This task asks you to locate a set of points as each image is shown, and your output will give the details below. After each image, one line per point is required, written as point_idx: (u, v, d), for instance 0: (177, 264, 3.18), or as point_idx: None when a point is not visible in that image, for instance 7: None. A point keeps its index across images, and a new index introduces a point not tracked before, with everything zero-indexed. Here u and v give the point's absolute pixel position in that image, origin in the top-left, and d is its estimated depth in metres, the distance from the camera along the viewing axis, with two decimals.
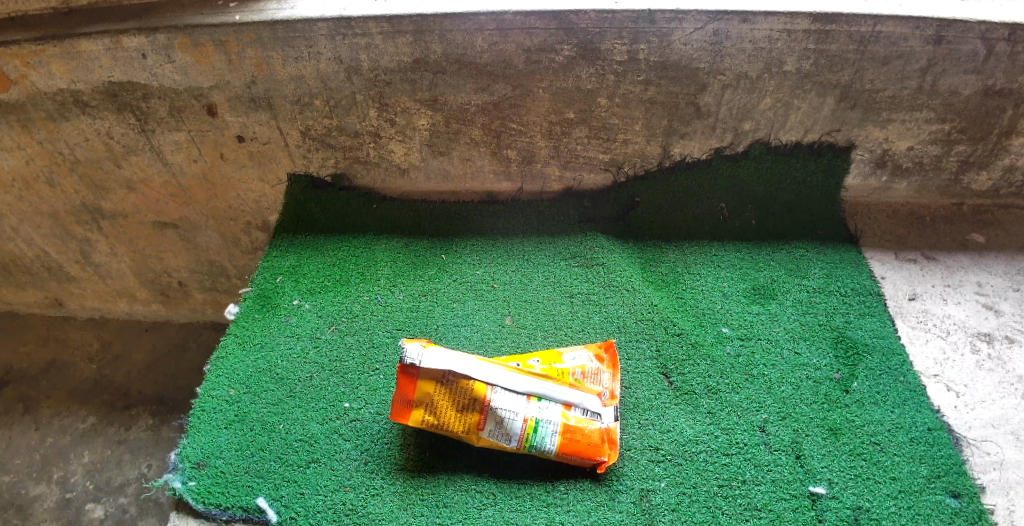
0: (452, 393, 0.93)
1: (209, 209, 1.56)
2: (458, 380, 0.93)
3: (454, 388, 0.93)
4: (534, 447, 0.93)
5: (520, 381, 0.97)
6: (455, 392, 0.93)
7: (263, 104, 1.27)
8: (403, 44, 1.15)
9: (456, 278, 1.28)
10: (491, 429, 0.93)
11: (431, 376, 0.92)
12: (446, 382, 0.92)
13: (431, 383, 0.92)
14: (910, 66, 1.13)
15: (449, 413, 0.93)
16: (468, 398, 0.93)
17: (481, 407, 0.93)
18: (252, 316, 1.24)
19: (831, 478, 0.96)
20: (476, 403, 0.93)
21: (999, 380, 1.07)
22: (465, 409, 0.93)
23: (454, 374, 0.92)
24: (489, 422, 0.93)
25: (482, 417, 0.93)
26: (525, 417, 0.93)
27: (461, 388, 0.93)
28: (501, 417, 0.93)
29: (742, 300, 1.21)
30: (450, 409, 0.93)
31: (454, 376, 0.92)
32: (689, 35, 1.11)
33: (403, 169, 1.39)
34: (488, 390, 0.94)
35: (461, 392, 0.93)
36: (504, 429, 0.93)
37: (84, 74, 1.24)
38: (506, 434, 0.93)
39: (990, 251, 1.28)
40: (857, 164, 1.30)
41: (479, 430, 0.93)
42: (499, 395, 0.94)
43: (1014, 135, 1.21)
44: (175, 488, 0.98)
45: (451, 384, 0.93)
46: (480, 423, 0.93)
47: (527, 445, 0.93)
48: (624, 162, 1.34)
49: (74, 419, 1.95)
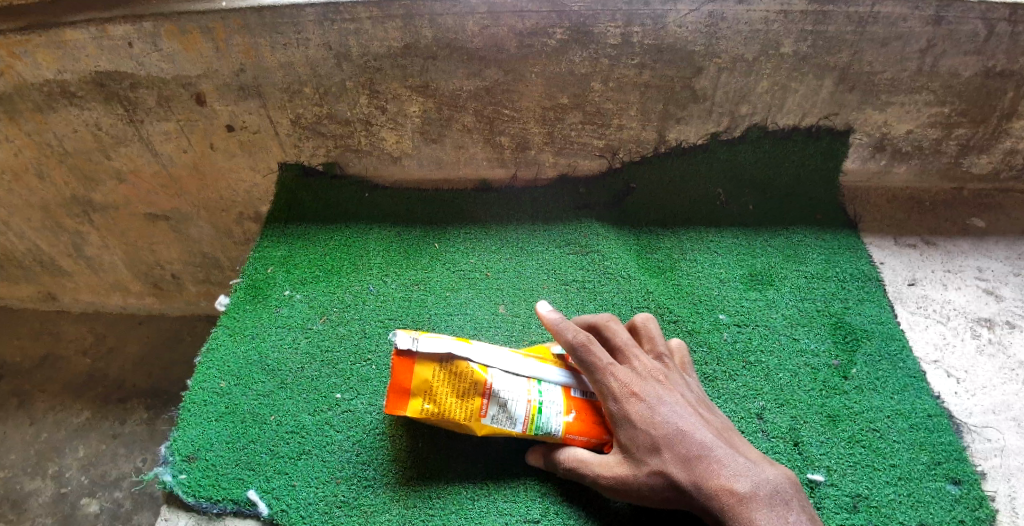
0: (451, 377, 0.86)
1: (200, 201, 1.54)
2: (457, 364, 0.86)
3: (455, 372, 0.86)
4: (540, 429, 0.86)
5: (519, 362, 0.89)
6: (456, 376, 0.86)
7: (252, 92, 1.25)
8: (392, 29, 1.13)
9: (450, 267, 1.26)
10: (495, 414, 0.86)
11: (429, 361, 0.85)
12: (444, 366, 0.86)
13: (430, 368, 0.85)
14: (909, 47, 1.11)
15: (450, 400, 0.86)
16: (469, 382, 0.86)
17: (483, 391, 0.86)
18: (243, 307, 1.22)
19: (830, 466, 0.95)
20: (478, 388, 0.86)
21: (1001, 365, 1.06)
22: (467, 394, 0.86)
23: (453, 357, 0.86)
24: (492, 406, 0.86)
25: (484, 401, 0.86)
26: (528, 399, 0.86)
27: (462, 372, 0.86)
28: (504, 399, 0.86)
29: (740, 286, 1.19)
30: (452, 396, 0.86)
31: (453, 360, 0.86)
32: (684, 17, 1.09)
33: (395, 157, 1.37)
34: (489, 373, 0.87)
35: (461, 376, 0.86)
36: (507, 413, 0.86)
37: (71, 63, 1.22)
38: (510, 418, 0.86)
39: (990, 236, 1.26)
40: (857, 148, 1.28)
41: (482, 417, 0.86)
42: (501, 377, 0.87)
43: (1015, 118, 1.19)
44: (163, 481, 0.96)
45: (451, 369, 0.86)
46: (483, 409, 0.86)
47: (533, 428, 0.86)
48: (619, 147, 1.32)
49: (69, 412, 1.94)
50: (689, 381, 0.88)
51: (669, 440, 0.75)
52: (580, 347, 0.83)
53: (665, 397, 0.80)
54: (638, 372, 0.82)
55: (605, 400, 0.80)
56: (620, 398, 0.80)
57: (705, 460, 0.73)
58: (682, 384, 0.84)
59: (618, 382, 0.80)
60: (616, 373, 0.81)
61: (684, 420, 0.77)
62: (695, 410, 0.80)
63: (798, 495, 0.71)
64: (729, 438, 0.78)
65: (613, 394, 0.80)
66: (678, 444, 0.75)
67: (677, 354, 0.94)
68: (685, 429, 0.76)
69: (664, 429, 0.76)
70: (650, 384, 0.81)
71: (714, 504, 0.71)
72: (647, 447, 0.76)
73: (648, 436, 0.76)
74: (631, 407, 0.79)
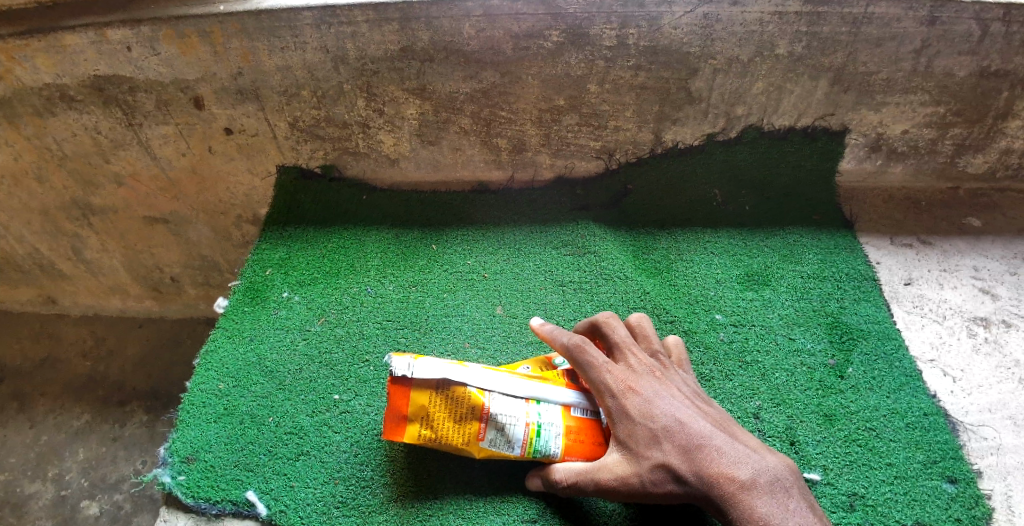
0: (448, 402, 0.85)
1: (199, 203, 1.55)
2: (454, 389, 0.84)
3: (451, 397, 0.84)
4: (539, 452, 0.85)
5: (518, 384, 0.87)
6: (452, 401, 0.84)
7: (250, 95, 1.26)
8: (389, 32, 1.14)
9: (448, 268, 1.27)
10: (493, 438, 0.85)
11: (424, 386, 0.84)
12: (440, 392, 0.84)
13: (425, 394, 0.84)
14: (904, 47, 1.12)
15: (448, 425, 0.85)
16: (466, 406, 0.85)
17: (480, 415, 0.85)
18: (242, 309, 1.23)
19: (826, 465, 0.95)
20: (475, 411, 0.85)
21: (997, 364, 1.06)
22: (464, 418, 0.85)
23: (449, 383, 0.84)
24: (489, 430, 0.85)
25: (481, 425, 0.85)
26: (526, 422, 0.85)
27: (458, 397, 0.84)
28: (502, 423, 0.85)
29: (737, 286, 1.20)
30: (449, 421, 0.85)
31: (449, 385, 0.84)
32: (679, 18, 1.10)
33: (393, 159, 1.38)
34: (486, 397, 0.85)
35: (457, 400, 0.84)
36: (505, 437, 0.85)
37: (70, 68, 1.22)
38: (509, 442, 0.85)
39: (987, 235, 1.26)
40: (852, 148, 1.29)
41: (480, 440, 0.85)
42: (499, 401, 0.85)
43: (1010, 117, 1.20)
44: (163, 482, 0.97)
45: (447, 395, 0.84)
46: (480, 433, 0.85)
47: (532, 451, 0.85)
48: (616, 148, 1.33)
49: (69, 415, 1.94)
50: (684, 376, 0.88)
51: (668, 433, 0.76)
52: (576, 348, 0.84)
53: (661, 391, 0.80)
54: (634, 368, 0.83)
55: (603, 396, 0.80)
56: (617, 393, 0.80)
57: (705, 450, 0.73)
58: (678, 378, 0.85)
59: (615, 378, 0.81)
60: (611, 369, 0.82)
61: (682, 412, 0.77)
62: (691, 403, 0.80)
63: (797, 481, 0.72)
64: (727, 428, 0.78)
65: (610, 389, 0.80)
66: (678, 436, 0.75)
67: (673, 350, 0.94)
68: (683, 421, 0.76)
69: (663, 422, 0.76)
70: (646, 378, 0.82)
71: (716, 493, 0.71)
72: (647, 441, 0.76)
73: (647, 429, 0.77)
74: (629, 403, 0.79)
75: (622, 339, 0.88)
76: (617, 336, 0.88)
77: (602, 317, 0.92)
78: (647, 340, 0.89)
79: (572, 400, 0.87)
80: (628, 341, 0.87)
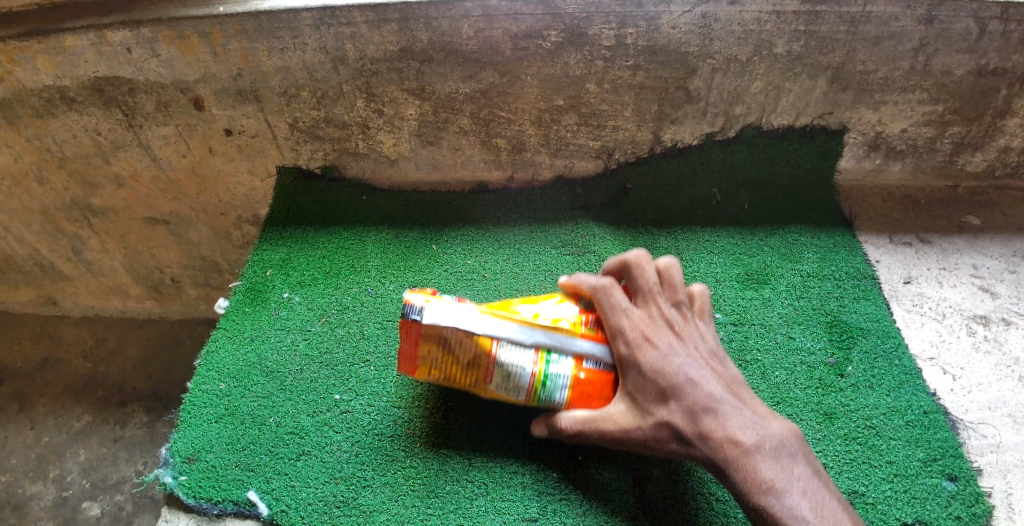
0: (455, 348, 0.83)
1: (199, 204, 1.55)
2: (461, 336, 0.82)
3: (458, 344, 0.83)
4: (543, 400, 0.85)
5: (530, 332, 0.83)
6: (459, 348, 0.83)
7: (250, 96, 1.26)
8: (389, 33, 1.14)
9: (447, 268, 1.27)
10: (498, 383, 0.85)
11: (432, 332, 0.82)
12: (448, 337, 0.82)
13: (433, 340, 0.83)
14: (902, 46, 1.12)
15: (454, 367, 0.85)
16: (472, 353, 0.83)
17: (486, 362, 0.83)
18: (242, 310, 1.23)
19: (826, 464, 0.95)
20: (482, 358, 0.83)
21: (996, 362, 1.06)
22: (470, 364, 0.84)
23: (457, 330, 0.82)
24: (495, 376, 0.84)
25: (488, 370, 0.84)
26: (533, 371, 0.82)
27: (465, 344, 0.82)
28: (508, 371, 0.83)
29: (736, 285, 1.20)
30: (455, 365, 0.84)
31: (457, 332, 0.82)
32: (677, 18, 1.10)
33: (392, 159, 1.38)
34: (494, 344, 0.83)
35: (464, 347, 0.83)
36: (511, 383, 0.84)
37: (70, 69, 1.23)
38: (514, 387, 0.85)
39: (986, 233, 1.26)
40: (851, 147, 1.29)
41: (486, 383, 0.86)
42: (507, 349, 0.83)
43: (1008, 116, 1.20)
44: (164, 483, 0.97)
45: (455, 341, 0.83)
46: (486, 377, 0.85)
47: (536, 398, 0.85)
48: (615, 147, 1.33)
49: (69, 416, 1.94)
50: (705, 330, 0.86)
51: (677, 390, 0.76)
52: (601, 291, 0.86)
53: (676, 347, 0.80)
54: (653, 319, 0.83)
55: (618, 341, 0.81)
56: (632, 342, 0.80)
57: (712, 412, 0.74)
58: (696, 333, 0.84)
59: (632, 327, 0.82)
60: (630, 318, 0.82)
61: (694, 372, 0.77)
62: (705, 361, 0.80)
63: (802, 448, 0.72)
64: (737, 391, 0.78)
65: (626, 336, 0.81)
66: (687, 394, 0.75)
67: (697, 299, 0.89)
68: (694, 379, 0.76)
69: (673, 378, 0.77)
70: (663, 333, 0.81)
71: (719, 455, 0.71)
72: (654, 396, 0.77)
73: (656, 383, 0.77)
74: (642, 354, 0.79)
75: (647, 286, 0.87)
76: (642, 282, 0.87)
77: (634, 258, 0.90)
78: (674, 290, 0.86)
79: (587, 352, 0.83)
80: (653, 291, 0.86)
